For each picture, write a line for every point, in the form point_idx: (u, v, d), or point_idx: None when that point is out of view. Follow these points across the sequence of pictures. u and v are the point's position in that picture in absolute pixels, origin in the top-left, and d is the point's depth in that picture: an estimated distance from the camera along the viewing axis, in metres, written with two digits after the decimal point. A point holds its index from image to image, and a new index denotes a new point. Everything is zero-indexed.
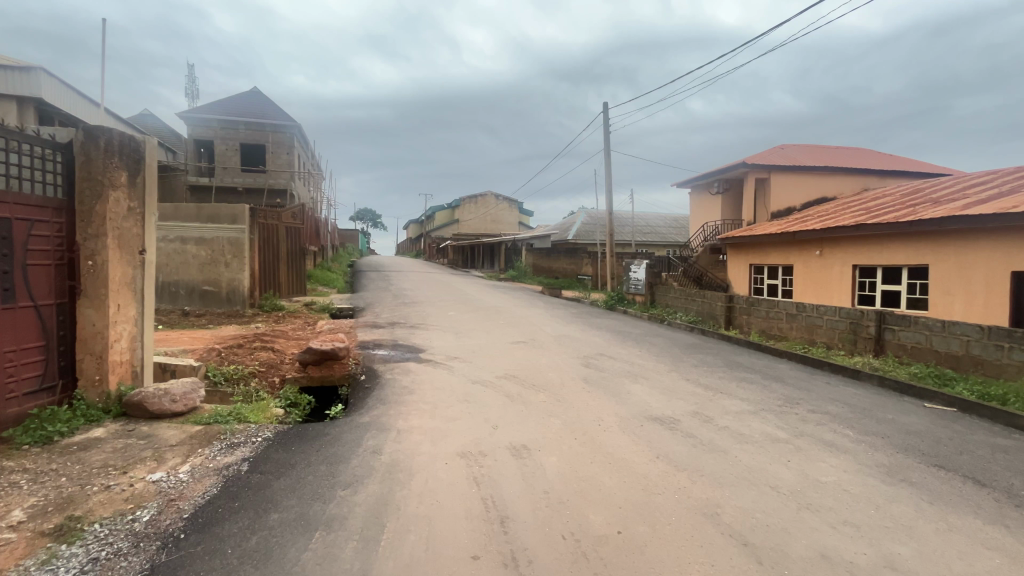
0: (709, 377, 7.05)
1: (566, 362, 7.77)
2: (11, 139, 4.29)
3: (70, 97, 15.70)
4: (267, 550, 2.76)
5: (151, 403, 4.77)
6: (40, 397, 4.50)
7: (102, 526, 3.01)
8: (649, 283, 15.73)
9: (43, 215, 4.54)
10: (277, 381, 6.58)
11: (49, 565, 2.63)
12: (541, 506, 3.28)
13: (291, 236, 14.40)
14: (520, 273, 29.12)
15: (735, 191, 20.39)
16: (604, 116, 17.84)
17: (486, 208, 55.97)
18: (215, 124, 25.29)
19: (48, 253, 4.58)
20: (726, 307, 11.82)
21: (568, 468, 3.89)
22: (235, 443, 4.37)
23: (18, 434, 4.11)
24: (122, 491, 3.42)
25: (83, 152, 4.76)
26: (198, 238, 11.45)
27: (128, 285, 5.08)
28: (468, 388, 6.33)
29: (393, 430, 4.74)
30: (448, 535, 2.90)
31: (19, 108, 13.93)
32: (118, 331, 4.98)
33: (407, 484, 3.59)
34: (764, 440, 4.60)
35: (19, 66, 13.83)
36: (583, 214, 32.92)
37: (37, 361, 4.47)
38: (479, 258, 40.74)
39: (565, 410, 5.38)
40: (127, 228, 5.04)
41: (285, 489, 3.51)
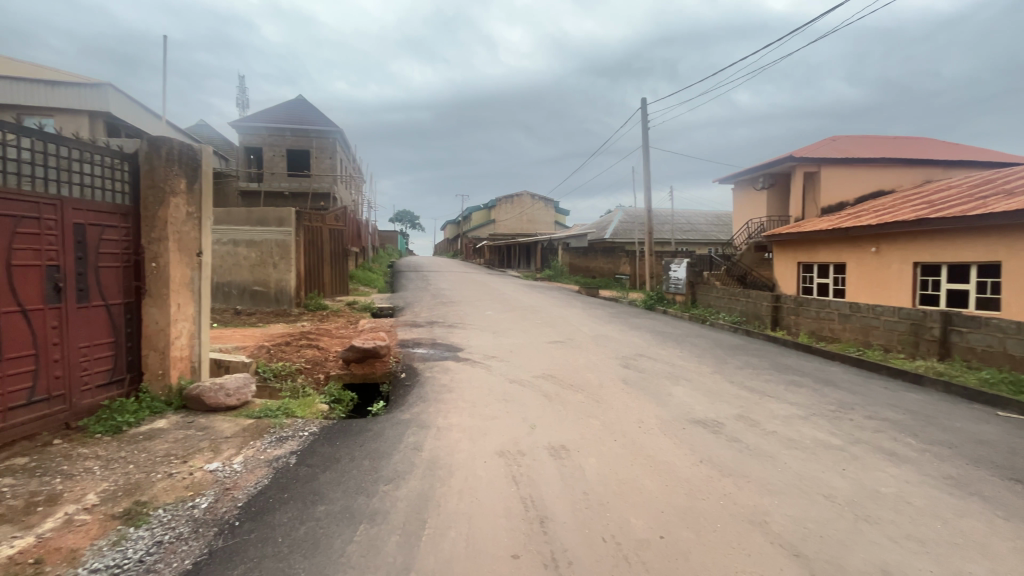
0: (755, 380, 6.78)
1: (604, 362, 7.66)
2: (84, 151, 4.62)
3: (135, 110, 16.90)
4: (314, 541, 2.86)
5: (208, 397, 5.06)
6: (111, 389, 4.86)
7: (165, 511, 3.21)
8: (689, 282, 15.29)
9: (113, 220, 4.89)
10: (322, 377, 6.84)
11: (119, 546, 2.82)
12: (581, 507, 3.25)
13: (334, 238, 14.91)
14: (557, 273, 28.97)
15: (782, 186, 19.52)
16: (642, 112, 17.55)
17: (522, 207, 56.01)
18: (263, 132, 26.59)
19: (117, 256, 4.93)
20: (772, 307, 11.34)
21: (608, 469, 3.84)
22: (284, 436, 4.57)
23: (91, 425, 4.45)
24: (182, 479, 3.64)
25: (147, 161, 5.10)
26: (249, 241, 12.02)
27: (187, 285, 5.40)
28: (506, 386, 6.36)
29: (433, 428, 4.81)
30: (488, 533, 2.92)
31: (91, 121, 15.07)
32: (178, 328, 5.31)
33: (447, 481, 3.65)
34: (815, 446, 4.37)
35: (90, 83, 15.03)
36: (620, 213, 32.42)
37: (108, 356, 4.82)
38: (515, 258, 40.84)
39: (604, 411, 5.31)
40: (186, 232, 5.36)
41: (331, 482, 3.63)
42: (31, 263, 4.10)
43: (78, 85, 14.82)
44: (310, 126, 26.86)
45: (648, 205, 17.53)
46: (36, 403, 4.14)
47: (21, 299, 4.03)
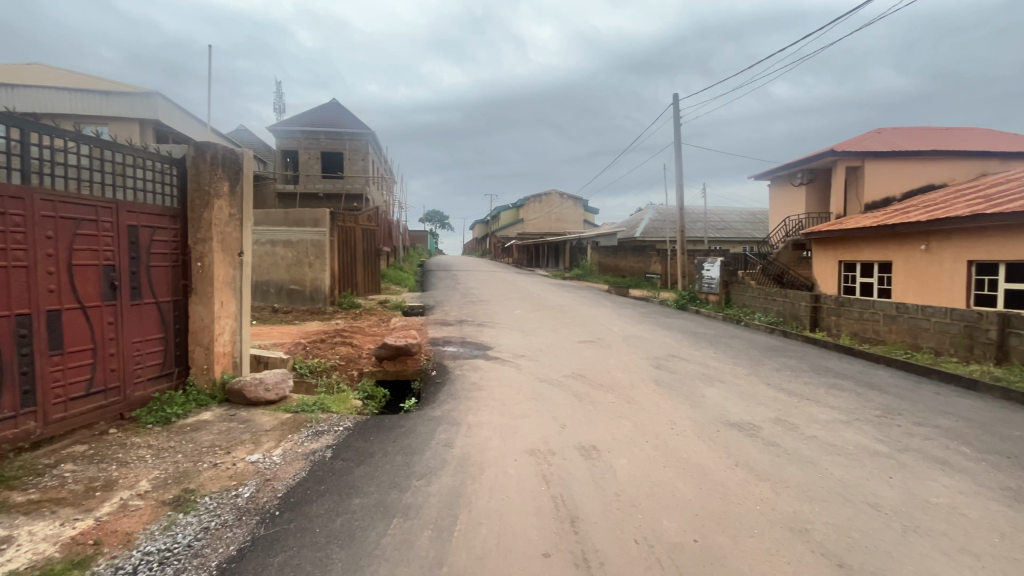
0: (794, 383, 6.55)
1: (634, 363, 7.56)
2: (138, 156, 4.88)
3: (181, 118, 17.74)
4: (350, 533, 2.94)
5: (249, 391, 5.27)
6: (161, 382, 5.12)
7: (211, 499, 3.37)
8: (723, 282, 14.90)
9: (163, 222, 5.15)
10: (356, 374, 7.02)
11: (169, 531, 2.98)
12: (612, 508, 3.22)
13: (367, 238, 15.25)
14: (586, 272, 28.76)
15: (823, 182, 18.77)
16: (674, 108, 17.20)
17: (551, 207, 55.86)
18: (299, 136, 27.45)
19: (167, 256, 5.19)
20: (811, 308, 10.93)
21: (639, 470, 3.80)
22: (320, 430, 4.71)
23: (143, 416, 4.72)
24: (226, 469, 3.81)
25: (193, 166, 5.34)
26: (286, 241, 12.42)
27: (229, 284, 5.63)
28: (536, 386, 6.36)
29: (464, 425, 4.86)
30: (519, 531, 2.94)
31: (141, 129, 15.89)
32: (221, 325, 5.55)
33: (477, 478, 3.68)
34: (859, 453, 4.19)
35: (141, 92, 15.85)
36: (651, 211, 31.91)
37: (158, 351, 5.09)
38: (544, 258, 40.77)
39: (635, 412, 5.24)
40: (229, 233, 5.59)
41: (365, 476, 3.73)
42: (89, 263, 4.37)
43: (130, 95, 15.65)
44: (343, 129, 27.57)
45: (680, 203, 17.17)
46: (94, 394, 4.41)
47: (81, 297, 4.29)
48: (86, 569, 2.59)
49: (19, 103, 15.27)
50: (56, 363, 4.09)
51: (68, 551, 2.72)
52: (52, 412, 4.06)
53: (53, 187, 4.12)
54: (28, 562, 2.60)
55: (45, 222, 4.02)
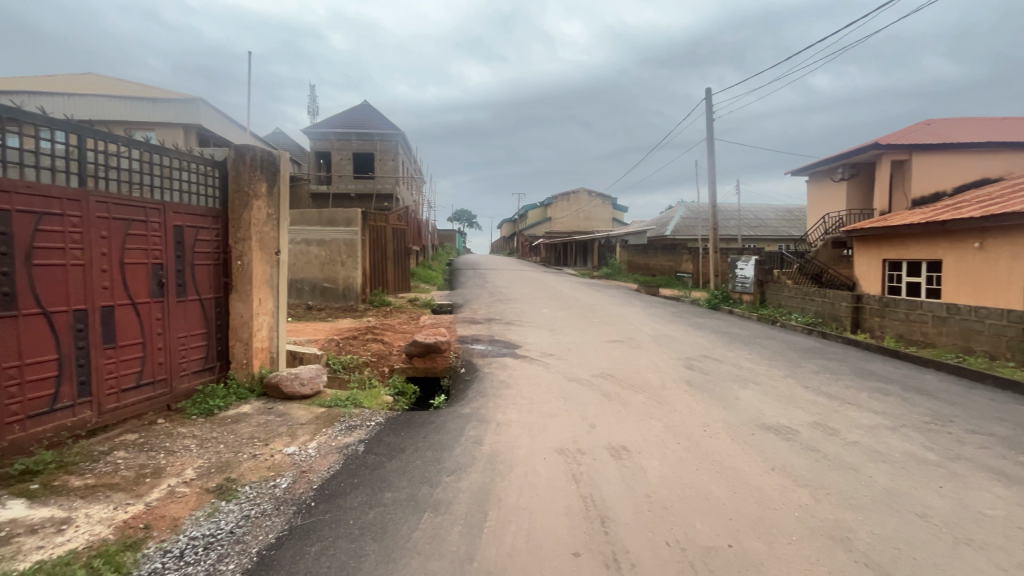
0: (834, 386, 6.30)
1: (665, 363, 7.42)
2: (183, 160, 5.11)
3: (222, 122, 18.48)
4: (383, 525, 3.00)
5: (285, 385, 5.45)
6: (204, 375, 5.36)
7: (251, 488, 3.50)
8: (758, 281, 14.45)
9: (206, 222, 5.38)
10: (386, 370, 7.15)
11: (213, 518, 3.11)
12: (643, 509, 3.18)
13: (397, 237, 15.51)
14: (615, 271, 28.43)
15: (865, 176, 17.95)
16: (707, 102, 16.78)
17: (579, 205, 55.47)
18: (332, 137, 28.15)
19: (209, 255, 5.42)
20: (853, 308, 10.48)
21: (671, 472, 3.73)
22: (353, 425, 4.83)
23: (188, 407, 4.95)
24: (265, 460, 3.95)
25: (234, 168, 5.56)
26: (320, 240, 12.77)
27: (267, 282, 5.84)
28: (564, 385, 6.33)
29: (493, 423, 4.88)
30: (549, 529, 2.94)
31: (185, 133, 16.64)
32: (260, 321, 5.75)
33: (507, 476, 3.69)
34: (906, 461, 3.99)
35: (185, 99, 16.60)
36: (682, 209, 31.28)
37: (202, 345, 5.32)
38: (572, 256, 40.51)
39: (666, 413, 5.14)
40: (267, 232, 5.78)
41: (396, 471, 3.80)
42: (139, 261, 4.60)
43: (175, 101, 16.42)
44: (373, 130, 28.12)
45: (713, 200, 16.75)
46: (144, 385, 4.65)
47: (132, 294, 4.53)
48: (138, 551, 2.73)
49: (76, 111, 16.22)
50: (110, 356, 4.33)
51: (121, 533, 2.88)
52: (106, 402, 4.30)
53: (107, 190, 4.36)
54: (85, 543, 2.77)
55: (100, 223, 4.26)
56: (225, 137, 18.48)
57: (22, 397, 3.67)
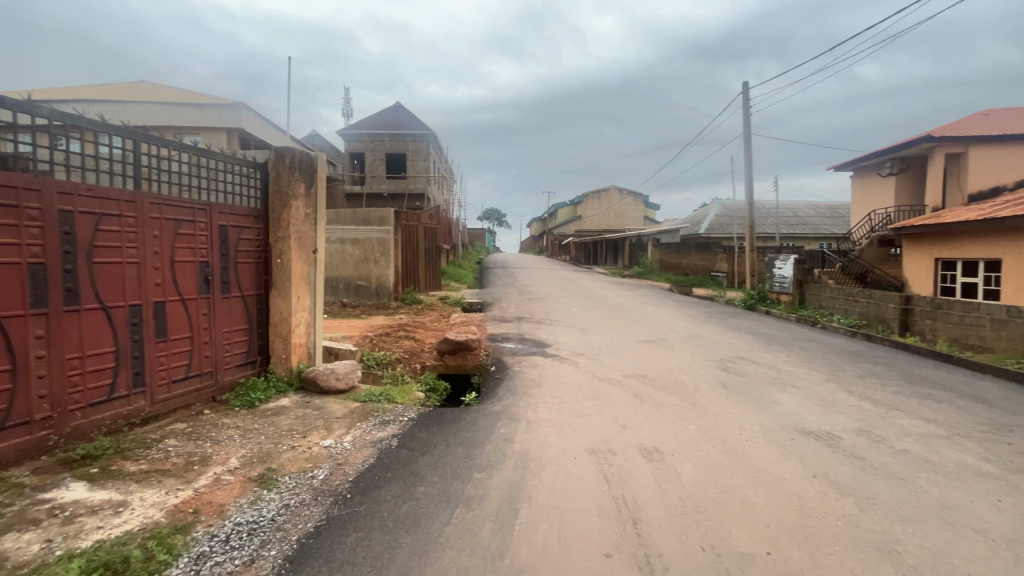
0: (881, 391, 6.01)
1: (699, 364, 7.27)
2: (227, 162, 5.33)
3: (262, 125, 19.17)
4: (416, 519, 3.06)
5: (322, 380, 5.62)
6: (246, 369, 5.59)
7: (291, 478, 3.64)
8: (797, 281, 13.93)
9: (248, 222, 5.60)
10: (418, 367, 7.28)
11: (256, 505, 3.25)
12: (676, 512, 3.12)
13: (428, 236, 15.74)
14: (646, 269, 27.96)
15: (916, 171, 17.02)
16: (744, 97, 16.27)
17: (610, 202, 54.84)
18: (366, 138, 28.77)
19: (251, 253, 5.65)
20: (901, 310, 9.98)
21: (706, 476, 3.65)
22: (386, 420, 4.94)
23: (232, 399, 5.18)
24: (303, 452, 4.09)
25: (275, 170, 5.76)
26: (354, 239, 13.08)
27: (305, 279, 6.03)
28: (595, 384, 6.29)
29: (523, 421, 4.89)
30: (580, 529, 2.93)
31: (228, 137, 17.39)
32: (298, 317, 5.95)
33: (538, 474, 3.70)
34: (960, 472, 3.78)
35: (228, 104, 17.34)
36: (716, 206, 30.48)
37: (244, 340, 5.56)
38: (602, 255, 40.11)
39: (700, 416, 5.03)
40: (305, 231, 5.96)
41: (429, 466, 3.86)
42: (187, 260, 4.84)
43: (219, 107, 17.16)
44: (405, 131, 28.58)
45: (750, 198, 16.24)
46: (192, 377, 4.89)
47: (181, 290, 4.76)
48: (187, 534, 2.88)
49: (130, 117, 17.17)
50: (161, 349, 4.57)
51: (172, 517, 3.05)
52: (157, 392, 4.54)
53: (159, 192, 4.60)
54: (140, 525, 2.94)
55: (153, 224, 4.50)
56: (265, 140, 19.18)
57: (84, 386, 3.92)
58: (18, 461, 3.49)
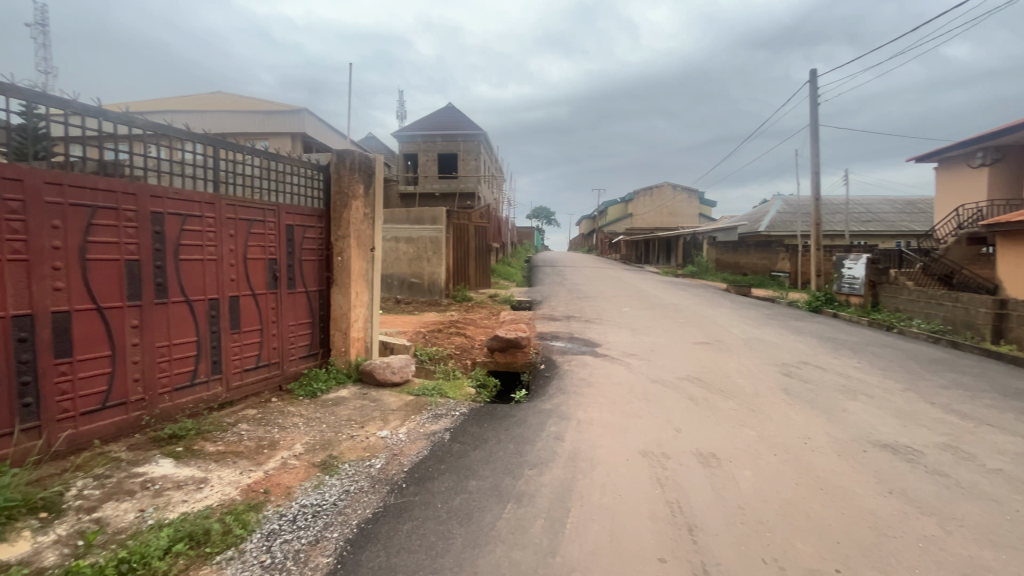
0: (969, 404, 5.48)
1: (759, 368, 6.92)
2: (294, 165, 5.65)
3: (323, 129, 20.17)
4: (469, 512, 3.13)
5: (378, 373, 5.86)
6: (309, 360, 5.93)
7: (350, 466, 3.82)
8: (870, 282, 12.94)
9: (312, 221, 5.92)
10: (469, 363, 7.43)
11: (319, 489, 3.45)
12: (735, 521, 3.00)
13: (479, 234, 15.97)
14: (701, 269, 26.93)
15: (1013, 161, 15.37)
16: (812, 85, 15.29)
17: (662, 199, 53.26)
18: (419, 139, 29.57)
19: (314, 251, 5.97)
20: (993, 315, 9.04)
21: (767, 485, 3.48)
22: (439, 414, 5.07)
23: (296, 388, 5.50)
24: (361, 441, 4.28)
25: (336, 172, 6.04)
26: (408, 238, 13.50)
27: (363, 276, 6.29)
28: (647, 386, 6.14)
29: (574, 421, 4.87)
30: (633, 532, 2.88)
31: (292, 142, 18.47)
32: (357, 312, 6.22)
33: (588, 474, 3.67)
34: None
35: (293, 110, 18.42)
36: (779, 202, 28.88)
37: (307, 333, 5.88)
38: (654, 254, 39.05)
39: (760, 422, 4.80)
40: (363, 230, 6.23)
41: (480, 460, 3.93)
42: (258, 257, 5.18)
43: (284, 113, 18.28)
44: (457, 131, 29.11)
45: (817, 193, 15.27)
46: (261, 367, 5.24)
47: (253, 285, 5.12)
48: (260, 512, 3.10)
49: (207, 125, 18.65)
50: (236, 339, 4.94)
51: (247, 495, 3.28)
52: (232, 380, 4.90)
53: (234, 194, 4.95)
54: (219, 501, 3.19)
55: (229, 224, 4.85)
56: (326, 143, 20.19)
57: (170, 371, 4.29)
58: (116, 437, 3.88)
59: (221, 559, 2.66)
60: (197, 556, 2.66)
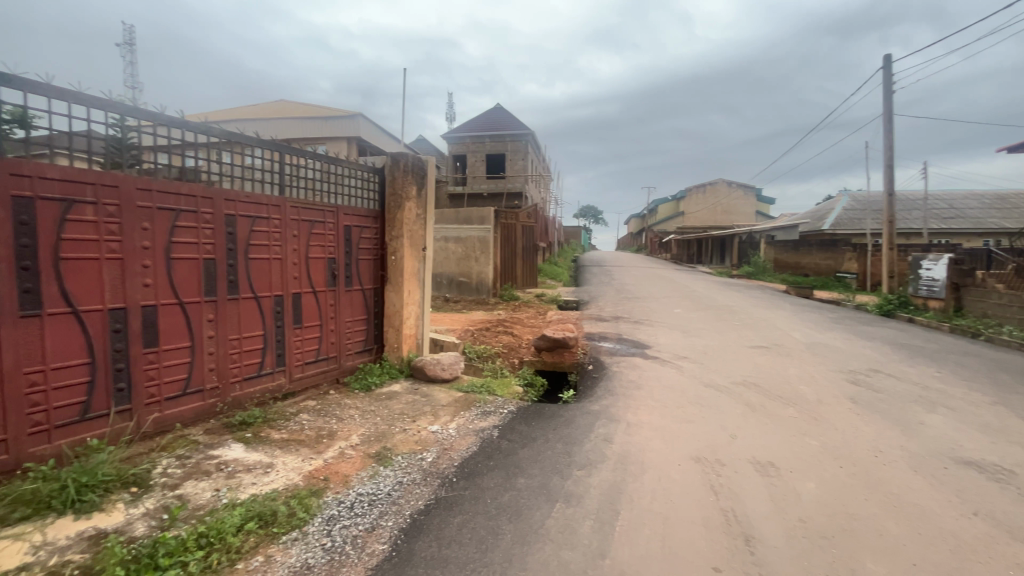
0: None
1: (823, 375, 6.53)
2: (352, 168, 5.89)
3: (377, 133, 20.93)
4: (518, 509, 3.16)
5: (429, 368, 6.03)
6: (364, 355, 6.18)
7: (403, 458, 3.96)
8: (952, 285, 11.89)
9: (368, 222, 6.17)
10: (516, 362, 7.50)
11: (374, 479, 3.60)
12: (796, 534, 2.86)
13: (526, 234, 16.02)
14: (758, 269, 25.71)
15: None
16: (887, 71, 14.19)
17: (716, 197, 51.23)
18: (468, 141, 30.04)
19: (370, 250, 6.22)
20: None
21: (832, 499, 3.28)
22: (487, 411, 5.15)
23: (352, 381, 5.77)
24: (413, 435, 4.43)
25: (391, 174, 6.26)
26: (457, 237, 13.77)
27: (415, 275, 6.49)
28: (700, 390, 5.95)
29: (623, 423, 4.79)
30: (685, 539, 2.80)
31: (348, 146, 19.31)
32: (409, 310, 6.43)
33: (638, 477, 3.61)
34: None
35: (348, 115, 19.24)
36: (846, 198, 27.06)
37: (362, 329, 6.14)
38: (707, 254, 37.67)
39: (825, 432, 4.53)
40: (415, 230, 6.41)
41: (529, 459, 3.96)
42: (319, 256, 5.47)
43: (340, 118, 19.14)
44: (505, 131, 29.31)
45: (891, 189, 14.18)
46: (321, 360, 5.53)
47: (313, 283, 5.40)
48: (321, 498, 3.27)
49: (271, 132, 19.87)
50: (298, 334, 5.24)
51: (308, 482, 3.48)
52: (294, 371, 5.20)
53: (298, 197, 5.24)
54: (284, 485, 3.40)
55: (293, 225, 5.15)
56: (379, 147, 20.94)
57: (241, 362, 4.62)
58: (194, 422, 4.21)
59: (286, 539, 2.84)
60: (266, 535, 2.85)
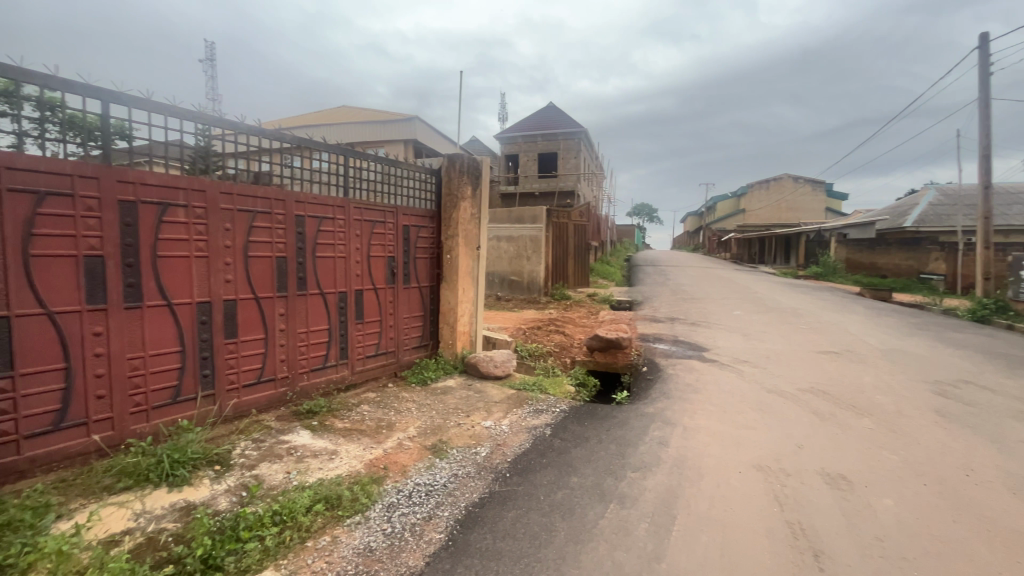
0: None
1: (904, 385, 6.02)
2: (411, 169, 6.10)
3: (432, 136, 21.48)
4: (571, 507, 3.16)
5: (482, 365, 6.15)
6: (420, 351, 6.39)
7: (458, 452, 4.07)
8: None
9: (425, 222, 6.37)
10: (569, 361, 7.48)
11: (430, 470, 3.72)
12: (870, 553, 2.68)
13: (578, 233, 15.90)
14: (829, 270, 24.07)
15: None
16: (982, 51, 12.83)
17: (782, 193, 48.38)
18: (520, 141, 30.19)
19: (427, 249, 6.41)
20: None
21: (914, 518, 3.03)
22: (540, 409, 5.18)
23: (409, 375, 5.99)
24: (467, 429, 4.54)
25: (447, 175, 6.42)
26: (509, 237, 13.89)
27: (469, 273, 6.62)
28: (763, 396, 5.67)
29: (679, 427, 4.66)
30: (747, 550, 2.69)
31: (404, 148, 19.98)
32: (463, 307, 6.57)
33: (695, 482, 3.51)
34: None
35: (405, 118, 19.89)
36: (932, 192, 24.71)
37: (419, 326, 6.35)
38: (771, 253, 35.68)
39: (905, 446, 4.19)
40: (470, 229, 6.53)
41: (582, 458, 3.94)
42: (379, 255, 5.71)
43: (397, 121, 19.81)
44: (557, 130, 29.17)
45: (987, 181, 12.80)
46: (380, 354, 5.77)
47: (374, 280, 5.66)
48: (381, 485, 3.43)
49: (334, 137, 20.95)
50: (360, 329, 5.50)
51: (369, 469, 3.65)
52: (356, 364, 5.47)
53: (361, 198, 5.50)
54: (348, 471, 3.60)
55: (356, 224, 5.41)
56: (434, 149, 21.51)
57: (308, 354, 4.92)
58: (268, 408, 4.54)
59: (351, 522, 3.01)
60: (333, 516, 3.03)
